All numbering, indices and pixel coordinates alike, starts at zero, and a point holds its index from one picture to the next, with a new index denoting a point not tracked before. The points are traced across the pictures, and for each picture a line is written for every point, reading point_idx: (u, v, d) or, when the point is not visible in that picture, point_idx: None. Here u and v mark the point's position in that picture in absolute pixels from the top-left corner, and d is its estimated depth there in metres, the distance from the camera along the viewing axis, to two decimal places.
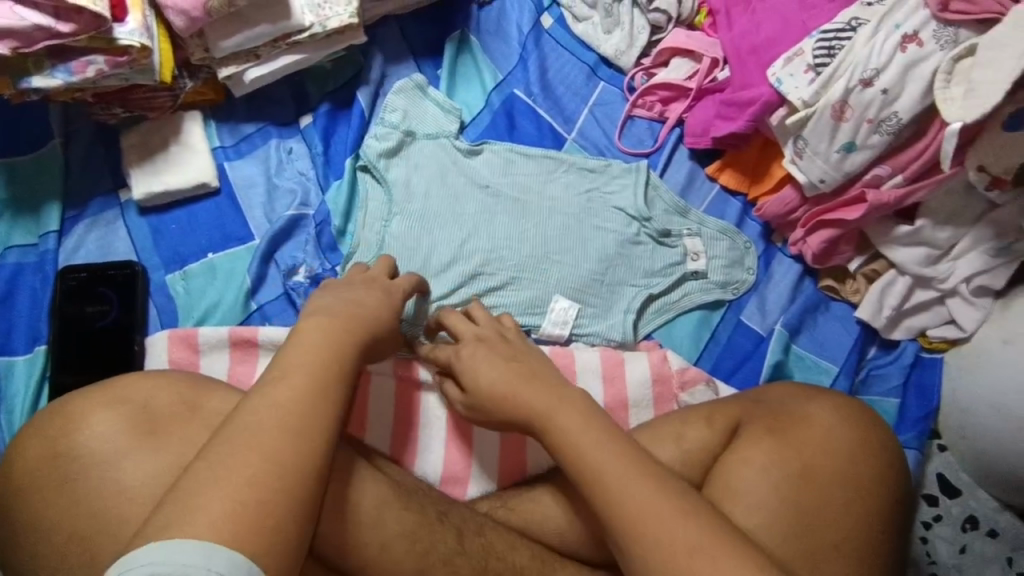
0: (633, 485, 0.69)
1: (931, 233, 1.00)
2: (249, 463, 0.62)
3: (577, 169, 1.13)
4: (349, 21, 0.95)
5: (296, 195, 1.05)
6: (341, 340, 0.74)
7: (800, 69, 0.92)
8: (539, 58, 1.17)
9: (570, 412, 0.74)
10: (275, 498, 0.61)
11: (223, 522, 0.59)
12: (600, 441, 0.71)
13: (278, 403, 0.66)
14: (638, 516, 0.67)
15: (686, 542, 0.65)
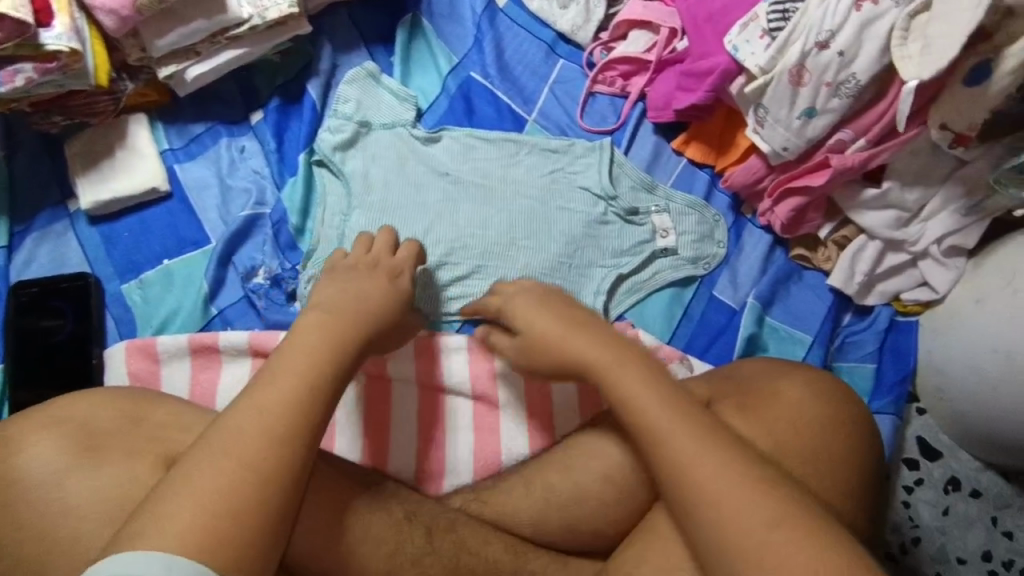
0: (687, 433, 0.67)
1: (898, 195, 0.98)
2: (221, 466, 0.60)
3: (539, 150, 1.10)
4: (288, 11, 0.92)
5: (251, 194, 1.02)
6: (334, 331, 0.74)
7: (755, 35, 0.89)
8: (494, 38, 1.14)
9: (626, 363, 0.74)
10: (239, 506, 0.59)
11: (185, 534, 0.57)
12: (650, 391, 0.71)
13: (265, 408, 0.64)
14: (689, 468, 0.66)
15: (739, 492, 0.63)
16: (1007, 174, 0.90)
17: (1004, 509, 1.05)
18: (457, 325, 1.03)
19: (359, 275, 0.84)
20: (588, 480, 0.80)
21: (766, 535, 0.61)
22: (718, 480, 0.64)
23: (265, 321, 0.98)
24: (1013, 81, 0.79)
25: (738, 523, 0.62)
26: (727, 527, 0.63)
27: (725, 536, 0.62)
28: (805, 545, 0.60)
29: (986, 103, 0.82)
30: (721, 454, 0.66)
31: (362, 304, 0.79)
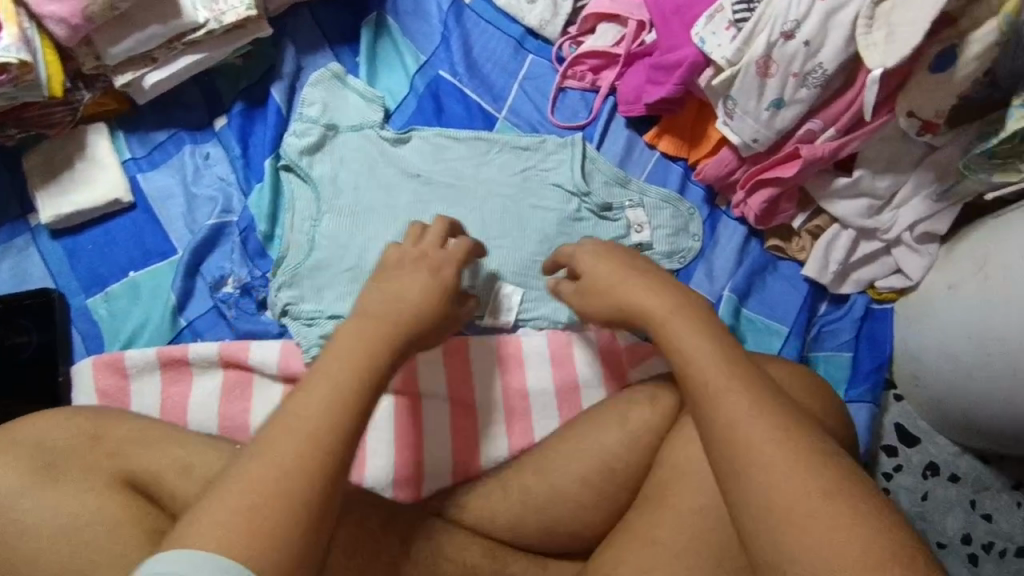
0: (735, 394, 0.61)
1: (870, 182, 0.98)
2: (261, 461, 0.56)
3: (510, 148, 1.09)
4: (245, 14, 0.91)
5: (217, 202, 1.00)
6: (378, 324, 0.68)
7: (722, 27, 0.88)
8: (461, 35, 1.12)
9: (686, 322, 0.68)
10: (264, 517, 0.54)
11: (222, 534, 0.53)
12: (708, 344, 0.65)
13: (314, 393, 0.60)
14: (736, 430, 0.59)
15: (786, 459, 0.56)
16: (977, 159, 0.90)
17: (982, 492, 1.06)
18: None
19: (403, 270, 0.76)
20: (565, 482, 0.80)
21: (817, 504, 0.54)
22: (762, 445, 0.57)
23: (237, 331, 0.97)
24: (978, 66, 0.79)
25: (781, 495, 0.55)
26: (771, 499, 0.55)
27: (765, 509, 0.55)
28: (855, 520, 0.53)
29: (952, 88, 0.82)
30: (768, 417, 0.59)
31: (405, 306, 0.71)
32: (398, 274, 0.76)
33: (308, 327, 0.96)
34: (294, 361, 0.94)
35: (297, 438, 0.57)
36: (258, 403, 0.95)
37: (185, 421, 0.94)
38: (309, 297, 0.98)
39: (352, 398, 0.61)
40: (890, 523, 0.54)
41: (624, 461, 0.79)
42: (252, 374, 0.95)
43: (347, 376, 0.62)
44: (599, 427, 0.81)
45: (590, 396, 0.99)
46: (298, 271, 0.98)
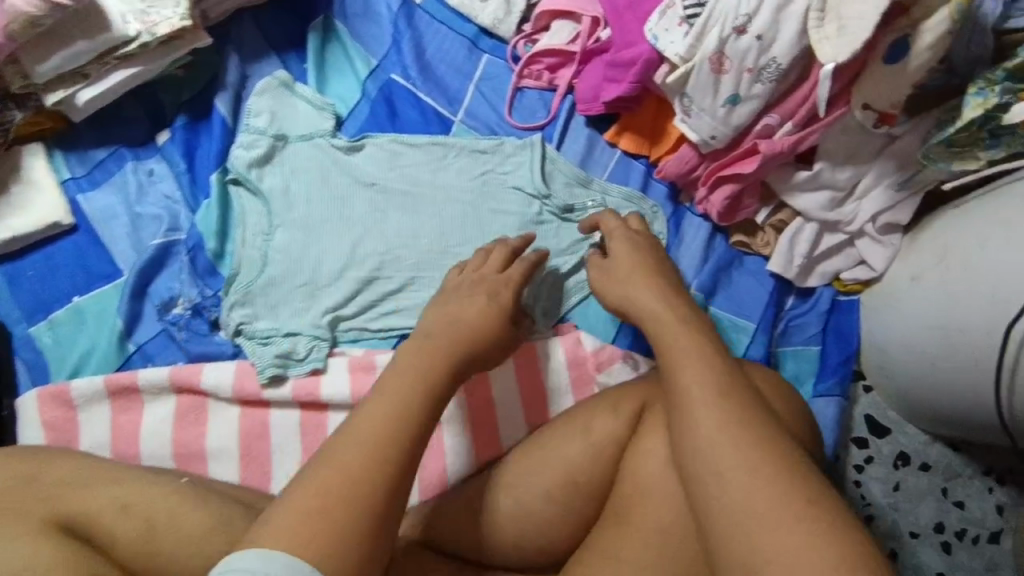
0: (707, 406, 0.65)
1: (830, 175, 0.97)
2: (330, 469, 0.62)
3: (468, 151, 1.06)
4: (179, 24, 0.88)
5: (163, 220, 0.97)
6: (436, 344, 0.75)
7: (674, 23, 0.86)
8: (413, 37, 1.08)
9: (678, 332, 0.74)
10: (329, 513, 0.59)
11: (296, 536, 0.58)
12: (696, 356, 0.70)
13: (380, 402, 0.67)
14: (701, 440, 0.64)
15: (744, 467, 0.61)
16: (935, 149, 0.89)
17: (954, 480, 1.06)
18: (394, 341, 0.99)
19: (462, 295, 0.85)
20: (532, 493, 0.80)
21: (795, 516, 0.58)
22: (723, 455, 0.62)
23: (189, 354, 0.94)
24: (931, 56, 0.78)
25: (733, 500, 0.60)
26: (727, 504, 0.60)
27: (720, 512, 0.60)
28: (823, 540, 0.56)
29: (906, 79, 0.80)
30: (732, 428, 0.63)
31: (464, 325, 0.80)
32: (459, 297, 0.84)
33: (264, 346, 0.94)
34: (249, 382, 0.92)
35: (361, 453, 0.62)
36: (214, 427, 0.93)
37: (137, 451, 0.92)
38: (264, 314, 0.96)
39: (410, 413, 0.66)
40: (848, 539, 0.57)
41: (587, 473, 0.79)
42: (206, 398, 0.93)
43: (401, 396, 0.67)
44: (561, 436, 0.82)
45: (557, 405, 0.98)
46: (251, 288, 0.95)
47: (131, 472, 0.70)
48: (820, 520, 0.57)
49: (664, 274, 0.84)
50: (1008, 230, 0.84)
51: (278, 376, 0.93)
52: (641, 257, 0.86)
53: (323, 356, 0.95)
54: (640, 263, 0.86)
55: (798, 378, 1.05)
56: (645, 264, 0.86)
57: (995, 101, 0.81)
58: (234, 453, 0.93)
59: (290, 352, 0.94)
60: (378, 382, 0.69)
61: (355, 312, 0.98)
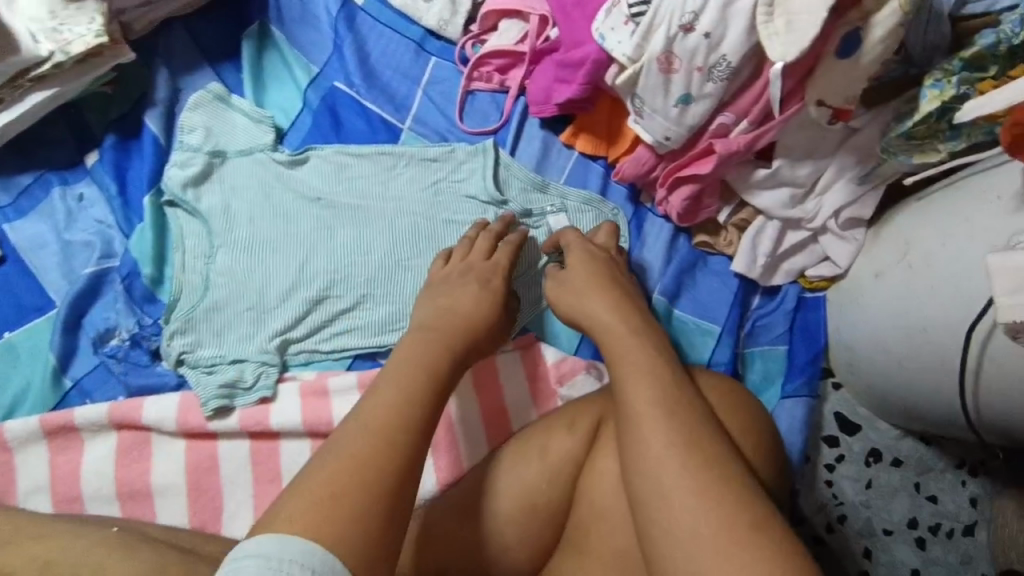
0: (654, 426, 0.66)
1: (790, 172, 0.94)
2: (343, 457, 0.63)
3: (418, 160, 1.01)
4: (94, 41, 0.85)
5: (95, 247, 0.92)
6: (434, 337, 0.77)
7: (620, 22, 0.83)
8: (355, 41, 1.04)
9: (631, 345, 0.74)
10: (344, 496, 0.60)
11: (313, 520, 0.58)
12: (647, 370, 0.71)
13: (388, 387, 0.69)
14: (649, 461, 0.65)
15: (689, 490, 0.62)
16: (895, 142, 0.86)
17: (926, 474, 1.04)
18: (347, 362, 0.95)
19: (455, 282, 0.87)
20: (502, 510, 0.78)
21: (747, 534, 0.59)
22: (670, 476, 0.63)
23: (129, 388, 0.90)
24: (884, 49, 0.75)
25: (677, 525, 0.61)
26: (671, 528, 0.61)
27: (663, 537, 0.61)
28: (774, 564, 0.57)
29: (859, 73, 0.78)
30: (679, 449, 0.64)
31: (461, 314, 0.82)
32: (453, 287, 0.86)
33: (208, 376, 0.90)
34: (193, 415, 0.88)
35: (372, 440, 0.64)
36: (160, 462, 0.89)
37: (79, 492, 0.88)
38: (208, 341, 0.91)
39: (416, 400, 0.68)
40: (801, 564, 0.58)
41: (545, 497, 0.78)
42: (150, 432, 0.89)
43: (406, 385, 0.70)
44: (519, 461, 0.80)
45: (521, 419, 0.94)
46: (192, 315, 0.91)
47: (53, 527, 0.68)
48: (761, 542, 0.59)
49: (620, 283, 0.85)
50: (970, 226, 0.81)
51: (224, 407, 0.89)
52: (595, 270, 0.86)
53: (273, 382, 0.91)
54: (598, 270, 0.86)
55: (766, 378, 1.02)
56: (603, 271, 0.86)
57: (952, 93, 0.78)
58: (181, 487, 0.89)
59: (236, 380, 0.90)
60: (383, 373, 0.71)
61: (305, 334, 0.94)
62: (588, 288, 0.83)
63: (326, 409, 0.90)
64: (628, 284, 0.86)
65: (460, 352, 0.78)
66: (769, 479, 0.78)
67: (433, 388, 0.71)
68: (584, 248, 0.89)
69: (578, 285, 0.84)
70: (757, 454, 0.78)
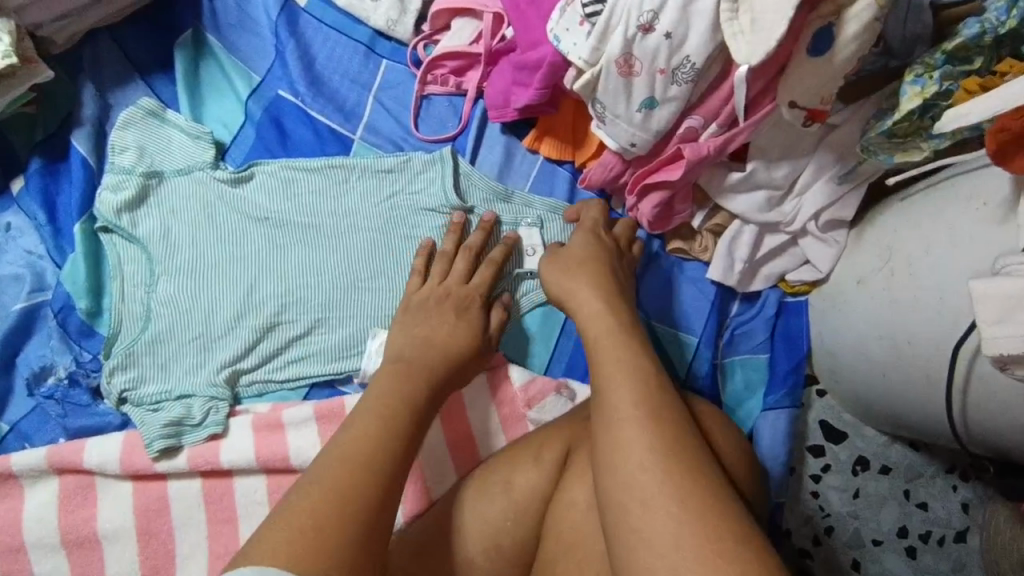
0: (638, 429, 0.61)
1: (765, 174, 0.88)
2: (320, 484, 0.59)
3: (371, 172, 0.94)
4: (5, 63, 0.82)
5: (25, 280, 0.87)
6: (416, 367, 0.75)
7: (575, 22, 0.77)
8: (298, 47, 0.98)
9: (611, 346, 0.70)
10: (325, 519, 0.57)
11: (293, 550, 0.54)
12: (634, 367, 0.67)
13: (377, 412, 0.67)
14: (629, 466, 0.59)
15: (671, 495, 0.57)
16: (876, 140, 0.79)
17: (916, 480, 0.97)
18: (304, 391, 0.88)
19: (432, 309, 0.83)
20: (471, 550, 0.72)
21: (734, 546, 0.54)
22: (648, 483, 0.58)
23: (69, 430, 0.84)
24: (859, 46, 0.70)
25: (656, 535, 0.55)
26: (649, 536, 0.55)
27: (641, 545, 0.55)
28: None
29: (837, 70, 0.72)
30: (662, 455, 0.59)
31: (439, 347, 0.79)
32: (430, 317, 0.83)
33: (153, 414, 0.83)
34: (137, 456, 0.82)
35: (352, 468, 0.61)
36: (105, 509, 0.83)
37: (21, 542, 0.81)
38: (152, 376, 0.85)
39: (392, 431, 0.66)
40: None
41: (512, 535, 0.72)
42: (94, 476, 0.83)
43: (383, 414, 0.67)
44: (483, 495, 0.74)
45: (488, 446, 0.89)
46: (132, 348, 0.85)
47: None
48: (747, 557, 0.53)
49: (612, 278, 0.81)
50: (953, 232, 0.76)
51: (171, 447, 0.83)
52: (589, 260, 0.83)
53: (223, 417, 0.84)
54: (590, 263, 0.82)
55: (747, 388, 0.96)
56: (592, 263, 0.83)
57: (934, 90, 0.72)
58: (130, 533, 0.82)
59: (183, 417, 0.83)
60: (362, 404, 0.69)
61: (256, 364, 0.87)
62: (580, 280, 0.80)
63: (282, 444, 0.84)
64: (621, 281, 0.82)
65: (435, 380, 0.75)
66: (749, 498, 0.74)
67: (410, 418, 0.68)
68: (591, 240, 0.86)
69: (561, 280, 0.82)
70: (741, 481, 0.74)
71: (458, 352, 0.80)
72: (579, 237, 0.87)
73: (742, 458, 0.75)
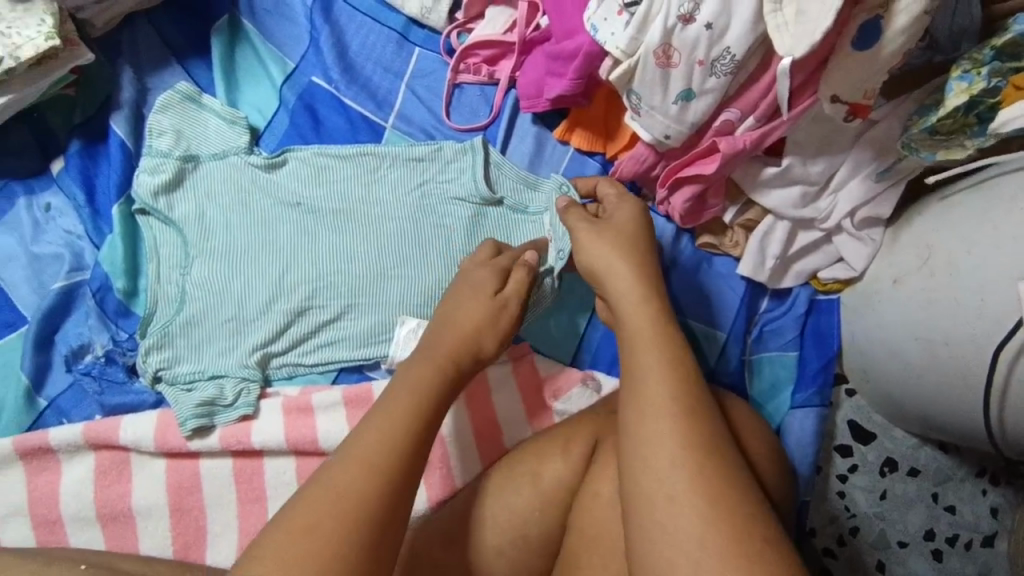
0: (671, 425, 0.61)
1: (801, 169, 0.87)
2: (334, 485, 0.58)
3: (403, 161, 0.94)
4: (47, 45, 0.83)
5: (64, 259, 0.89)
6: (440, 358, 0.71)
7: (613, 11, 0.76)
8: (333, 33, 0.99)
9: (647, 340, 0.67)
10: (339, 520, 0.56)
11: (302, 552, 0.54)
12: (669, 364, 0.65)
13: (399, 407, 0.64)
14: (660, 459, 0.59)
15: (699, 493, 0.57)
16: (917, 137, 0.78)
17: (945, 484, 0.96)
18: (333, 375, 0.89)
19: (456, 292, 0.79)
20: (491, 539, 0.73)
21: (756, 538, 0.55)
22: (675, 478, 0.58)
23: (105, 407, 0.86)
24: (907, 39, 0.67)
25: (681, 530, 0.55)
26: (673, 531, 0.56)
27: (663, 540, 0.56)
28: None
29: (882, 64, 0.70)
30: (692, 453, 0.59)
31: (463, 330, 0.75)
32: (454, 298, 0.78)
33: (187, 393, 0.85)
34: (171, 434, 0.84)
35: (371, 469, 0.59)
36: (140, 485, 0.85)
37: (58, 515, 0.84)
38: (186, 356, 0.86)
39: (419, 429, 0.63)
40: None
41: (539, 526, 0.73)
42: (129, 453, 0.85)
43: (408, 411, 0.64)
44: (510, 486, 0.74)
45: (513, 435, 0.89)
46: (167, 328, 0.86)
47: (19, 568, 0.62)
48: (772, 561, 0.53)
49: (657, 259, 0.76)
50: (998, 235, 0.75)
51: (204, 426, 0.84)
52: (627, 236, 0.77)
53: (254, 399, 0.86)
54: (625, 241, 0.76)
55: (776, 385, 0.95)
56: (628, 238, 0.77)
57: (982, 86, 0.70)
58: (164, 509, 0.84)
59: (215, 397, 0.85)
60: (382, 400, 0.66)
61: (287, 347, 0.88)
62: (625, 255, 0.74)
63: (311, 427, 0.85)
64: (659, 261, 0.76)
65: (459, 372, 0.72)
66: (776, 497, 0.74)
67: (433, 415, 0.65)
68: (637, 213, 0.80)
69: (595, 268, 0.75)
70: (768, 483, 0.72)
71: (476, 327, 0.75)
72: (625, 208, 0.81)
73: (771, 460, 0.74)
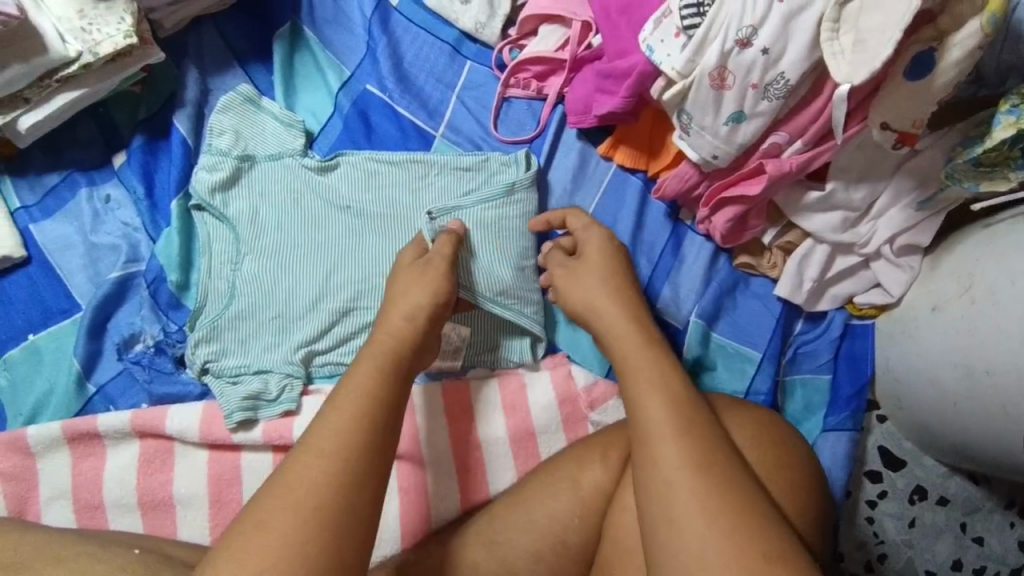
0: (667, 447, 0.59)
1: (844, 195, 0.89)
2: (295, 477, 0.56)
3: (451, 169, 0.96)
4: (124, 42, 0.87)
5: (121, 250, 0.92)
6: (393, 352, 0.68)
7: (670, 33, 0.79)
8: (389, 44, 1.02)
9: (646, 367, 0.65)
10: (308, 512, 0.54)
11: (266, 547, 0.53)
12: (667, 391, 0.63)
13: (343, 404, 0.61)
14: (659, 481, 0.58)
15: (699, 515, 0.55)
16: (961, 167, 0.79)
17: (973, 514, 0.95)
18: None
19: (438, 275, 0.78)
20: (529, 544, 0.73)
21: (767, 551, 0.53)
22: (681, 496, 0.57)
23: (152, 396, 0.88)
24: (959, 72, 0.69)
25: (686, 550, 0.55)
26: (678, 553, 0.55)
27: (670, 563, 0.55)
28: None
29: (934, 95, 0.72)
30: (690, 472, 0.57)
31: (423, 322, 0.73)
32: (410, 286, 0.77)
33: (232, 387, 0.87)
34: (216, 426, 0.86)
35: (325, 462, 0.57)
36: (180, 474, 0.86)
37: (100, 500, 0.85)
38: (234, 350, 0.88)
39: (379, 421, 0.61)
40: None
41: (577, 535, 0.74)
42: (173, 442, 0.87)
43: (361, 400, 0.62)
44: (547, 492, 0.76)
45: (548, 442, 0.90)
46: (217, 322, 0.88)
47: (75, 548, 0.63)
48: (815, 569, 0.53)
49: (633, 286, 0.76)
50: None
51: (248, 419, 0.86)
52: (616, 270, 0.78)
53: (297, 395, 0.87)
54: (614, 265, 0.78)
55: (808, 407, 0.96)
56: None
57: None
58: (203, 499, 0.85)
59: (260, 392, 0.86)
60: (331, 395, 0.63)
61: (330, 346, 0.89)
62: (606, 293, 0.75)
63: None
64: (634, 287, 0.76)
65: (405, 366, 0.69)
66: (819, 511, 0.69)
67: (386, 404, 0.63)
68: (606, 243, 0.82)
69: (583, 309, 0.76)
70: (803, 510, 0.67)
71: (419, 309, 0.74)
72: (593, 238, 0.82)
73: (807, 484, 0.69)
